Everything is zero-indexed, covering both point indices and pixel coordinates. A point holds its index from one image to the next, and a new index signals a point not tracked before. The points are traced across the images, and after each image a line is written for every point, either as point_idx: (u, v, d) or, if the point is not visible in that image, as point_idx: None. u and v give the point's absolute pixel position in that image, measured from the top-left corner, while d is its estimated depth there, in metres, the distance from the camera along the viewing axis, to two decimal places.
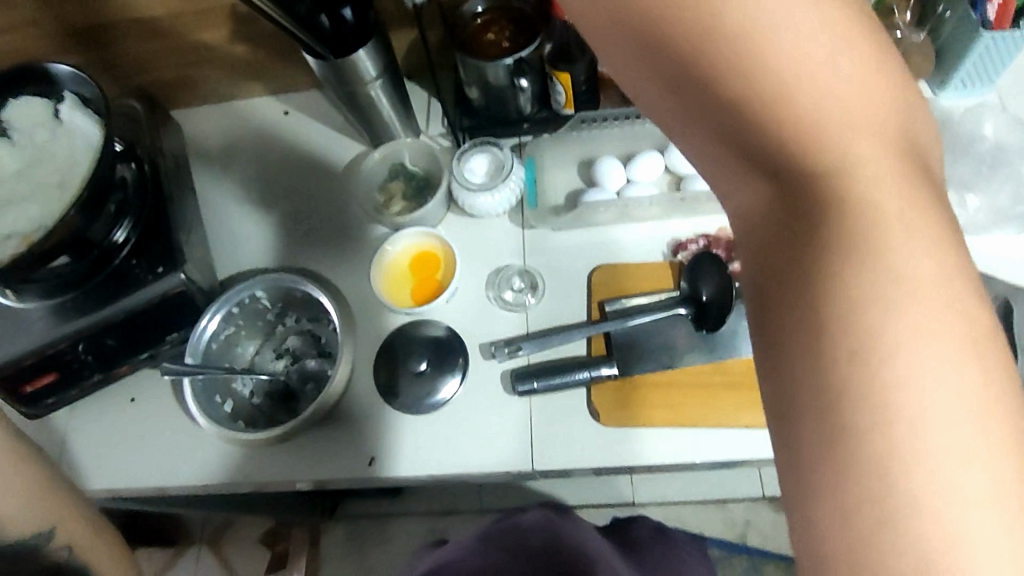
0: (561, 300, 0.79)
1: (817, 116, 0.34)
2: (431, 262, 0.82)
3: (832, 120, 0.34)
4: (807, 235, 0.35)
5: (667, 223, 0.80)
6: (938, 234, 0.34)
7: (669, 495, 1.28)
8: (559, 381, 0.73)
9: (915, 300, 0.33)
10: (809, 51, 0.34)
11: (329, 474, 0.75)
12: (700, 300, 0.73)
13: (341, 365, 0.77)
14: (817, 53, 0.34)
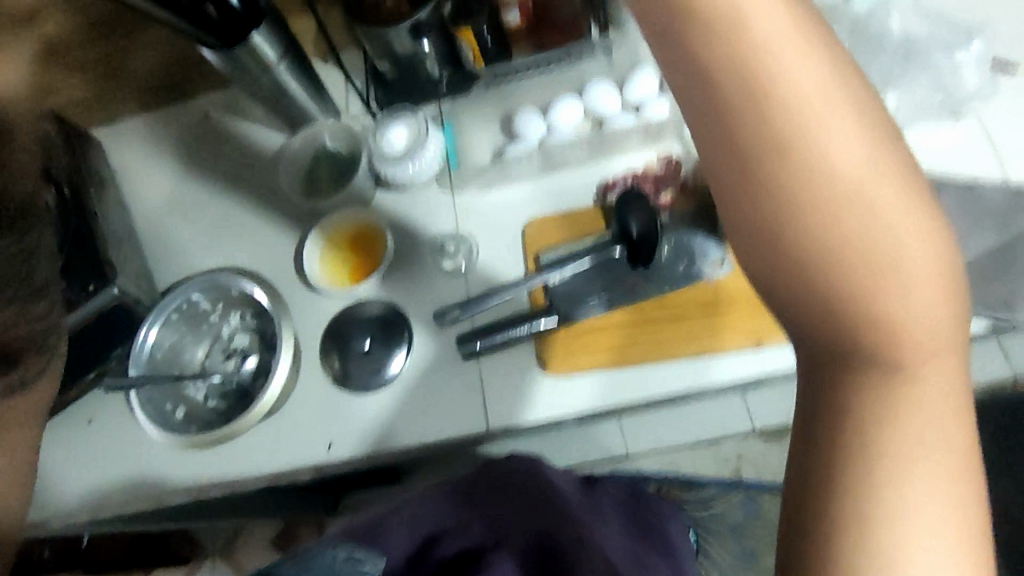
0: (498, 259, 0.78)
1: (824, 168, 0.34)
2: (362, 241, 0.81)
3: (848, 185, 0.34)
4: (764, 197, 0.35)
5: (593, 166, 0.79)
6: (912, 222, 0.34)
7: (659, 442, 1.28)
8: (502, 339, 0.73)
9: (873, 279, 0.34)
10: (817, 117, 0.34)
11: (290, 464, 0.75)
12: (631, 236, 0.72)
13: (284, 353, 0.77)
14: (834, 121, 0.34)
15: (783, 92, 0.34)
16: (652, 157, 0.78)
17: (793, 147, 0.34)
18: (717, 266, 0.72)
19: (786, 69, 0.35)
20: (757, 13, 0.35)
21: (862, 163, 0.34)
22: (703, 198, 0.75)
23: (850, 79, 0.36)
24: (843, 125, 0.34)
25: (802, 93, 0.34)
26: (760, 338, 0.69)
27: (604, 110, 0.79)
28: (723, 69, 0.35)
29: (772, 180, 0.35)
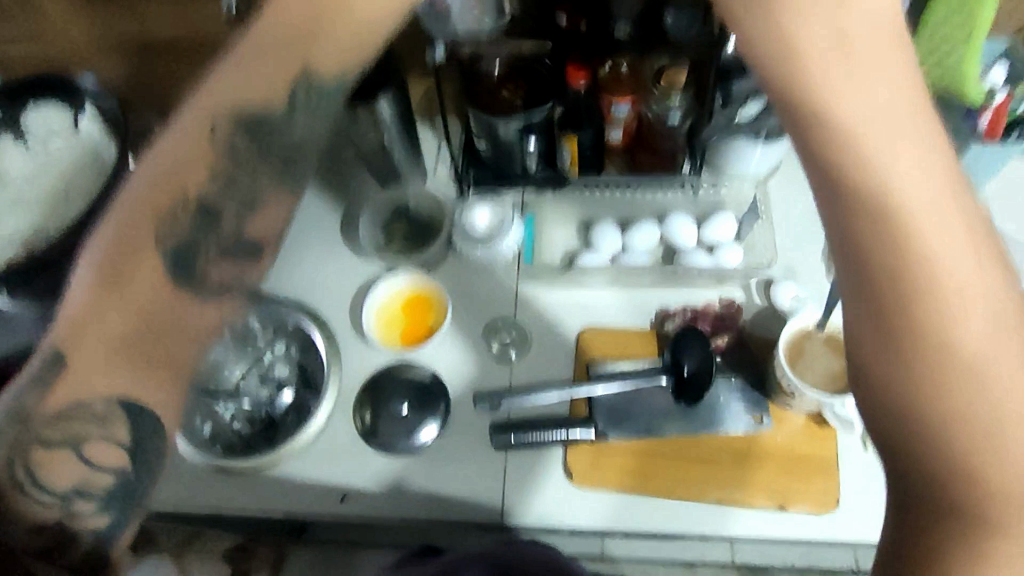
0: (547, 356, 0.80)
1: (948, 334, 0.41)
2: (422, 305, 0.84)
3: (966, 354, 0.41)
4: (901, 343, 0.42)
5: (657, 292, 0.82)
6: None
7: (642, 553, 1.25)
8: (536, 439, 0.74)
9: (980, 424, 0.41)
10: (952, 284, 0.41)
11: (301, 506, 0.76)
12: (681, 372, 0.74)
13: (324, 399, 0.79)
14: (965, 290, 0.42)
15: (927, 258, 0.42)
16: (714, 297, 0.81)
17: (931, 313, 0.41)
18: (756, 421, 0.74)
19: (931, 247, 0.42)
20: (907, 194, 0.42)
21: (986, 336, 0.41)
22: (755, 349, 0.78)
23: (980, 243, 0.43)
24: (975, 302, 0.42)
25: (947, 263, 0.42)
26: (785, 500, 0.70)
27: (680, 242, 0.83)
28: (873, 237, 0.42)
29: (910, 334, 0.42)
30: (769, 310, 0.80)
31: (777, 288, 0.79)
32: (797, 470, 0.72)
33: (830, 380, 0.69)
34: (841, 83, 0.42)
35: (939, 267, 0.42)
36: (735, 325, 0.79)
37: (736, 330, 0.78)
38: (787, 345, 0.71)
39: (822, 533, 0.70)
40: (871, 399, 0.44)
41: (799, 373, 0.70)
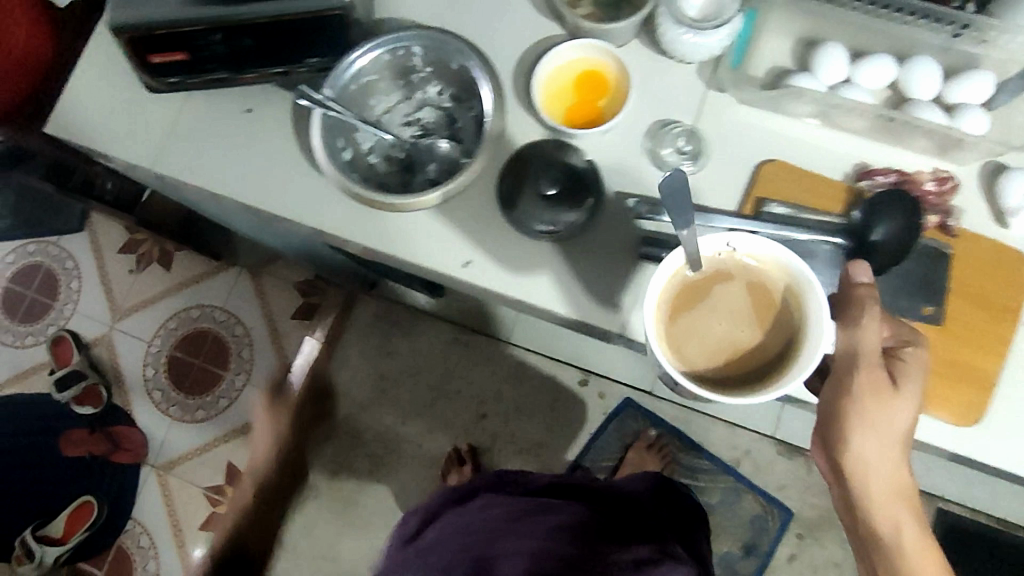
0: (715, 180, 0.72)
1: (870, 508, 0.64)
2: (600, 85, 0.74)
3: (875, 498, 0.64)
4: (863, 493, 0.64)
5: (862, 142, 0.71)
6: (907, 504, 0.64)
7: None
8: (685, 262, 0.67)
9: (880, 491, 0.63)
10: (870, 472, 0.63)
11: (422, 257, 0.72)
12: (866, 239, 0.67)
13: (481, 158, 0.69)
14: (885, 491, 0.64)
15: (881, 493, 0.64)
16: (928, 167, 0.70)
17: (855, 458, 0.63)
18: (926, 313, 0.66)
19: (878, 497, 0.64)
20: (872, 462, 0.62)
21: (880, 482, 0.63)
22: (955, 240, 0.68)
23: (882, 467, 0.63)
24: (881, 472, 0.63)
25: (869, 465, 0.63)
26: (926, 403, 0.65)
27: (915, 93, 0.70)
28: (854, 461, 0.63)
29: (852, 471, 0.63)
30: (987, 201, 0.69)
31: (1015, 178, 0.67)
32: (952, 375, 0.65)
33: (733, 347, 0.64)
34: (874, 426, 0.61)
35: (867, 468, 0.63)
36: (941, 206, 0.69)
37: (941, 212, 0.69)
38: (671, 298, 0.64)
39: (952, 444, 0.65)
40: (859, 480, 0.63)
41: (693, 339, 0.63)
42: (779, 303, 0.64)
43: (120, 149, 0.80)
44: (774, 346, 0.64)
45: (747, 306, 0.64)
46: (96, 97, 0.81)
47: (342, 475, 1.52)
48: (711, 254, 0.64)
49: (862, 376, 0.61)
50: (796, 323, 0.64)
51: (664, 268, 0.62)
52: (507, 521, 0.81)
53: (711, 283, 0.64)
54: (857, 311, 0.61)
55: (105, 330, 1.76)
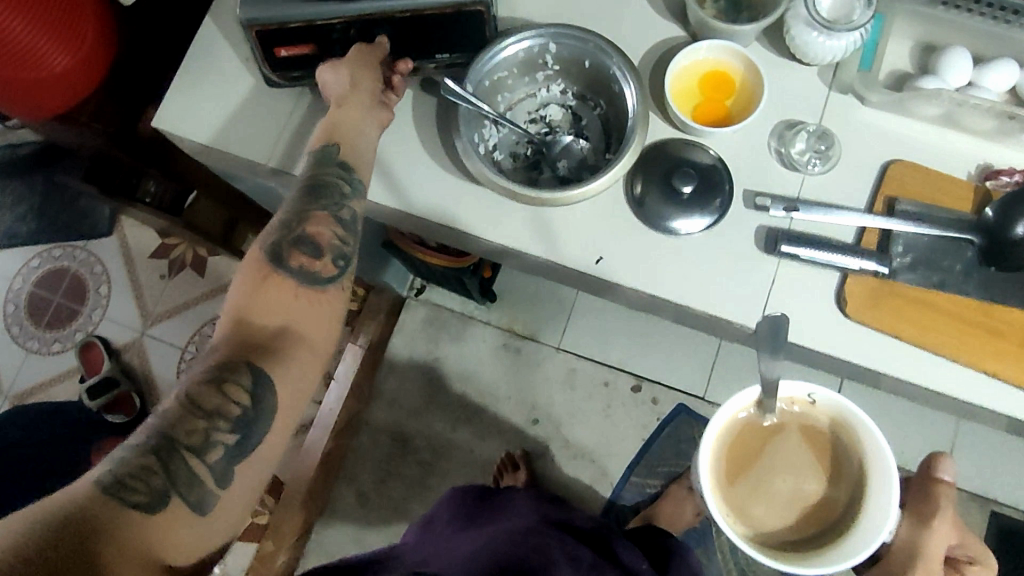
0: (845, 179, 0.73)
1: None
2: (727, 85, 0.75)
3: None
4: None
5: (986, 143, 0.73)
6: None
7: (726, 382, 1.47)
8: (823, 257, 0.69)
9: None
10: None
11: (554, 254, 0.73)
12: (1009, 236, 0.67)
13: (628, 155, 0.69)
14: None
15: None
16: None
17: None
18: None
19: None
20: None
21: None
22: None
23: None
24: None
25: None
26: None
27: None
28: None
29: None
30: None
31: None
32: None
33: (788, 515, 0.67)
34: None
35: None
36: None
37: None
38: (736, 456, 0.67)
39: None
40: None
41: (759, 499, 0.66)
42: (841, 451, 0.66)
43: (233, 144, 0.78)
44: (841, 500, 0.66)
45: (815, 459, 0.66)
46: (205, 95, 0.79)
47: (390, 483, 1.50)
48: (782, 403, 0.66)
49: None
50: (857, 471, 0.65)
51: (736, 403, 0.65)
52: (519, 538, 0.76)
53: (776, 436, 0.67)
54: (931, 516, 0.69)
55: (135, 336, 1.71)
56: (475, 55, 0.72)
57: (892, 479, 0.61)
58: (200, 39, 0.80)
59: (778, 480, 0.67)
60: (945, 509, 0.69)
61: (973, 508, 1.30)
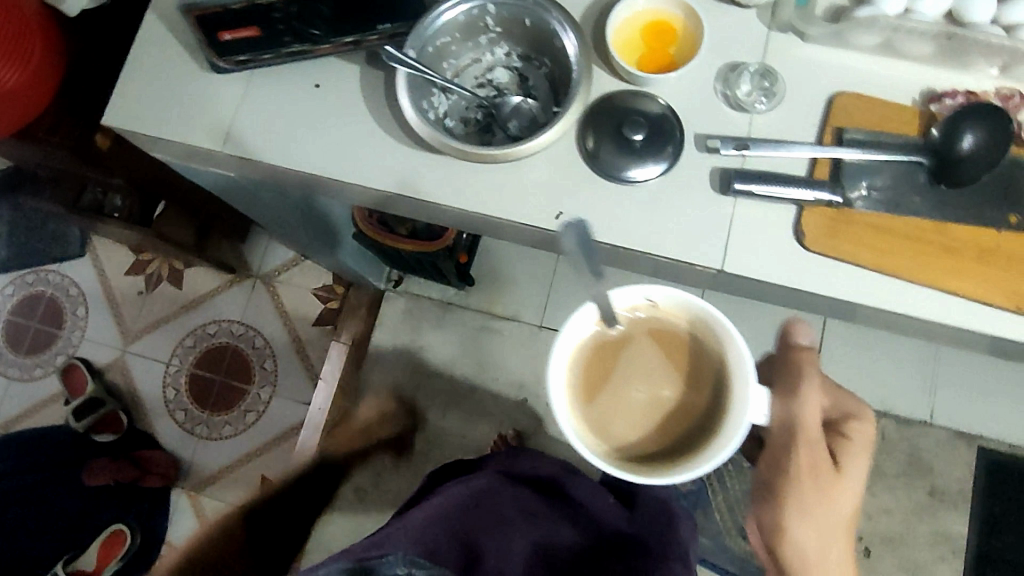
0: (792, 115, 0.74)
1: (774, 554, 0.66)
2: (668, 32, 0.76)
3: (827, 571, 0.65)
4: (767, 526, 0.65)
5: (927, 67, 0.74)
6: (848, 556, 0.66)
7: None
8: (775, 191, 0.70)
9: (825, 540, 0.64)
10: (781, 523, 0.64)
11: (512, 214, 0.74)
12: (956, 153, 0.68)
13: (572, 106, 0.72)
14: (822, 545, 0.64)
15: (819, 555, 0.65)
16: (991, 87, 0.73)
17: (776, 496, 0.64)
18: (1012, 222, 0.70)
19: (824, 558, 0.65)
20: (786, 501, 0.64)
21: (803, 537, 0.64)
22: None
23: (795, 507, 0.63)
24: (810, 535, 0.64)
25: (789, 521, 0.64)
26: (1021, 305, 0.69)
27: (977, 17, 0.72)
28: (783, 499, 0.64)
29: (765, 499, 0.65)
30: None
31: None
32: None
33: (650, 430, 0.61)
34: (826, 487, 0.63)
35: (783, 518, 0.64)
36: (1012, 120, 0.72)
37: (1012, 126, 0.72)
38: (587, 374, 0.61)
39: None
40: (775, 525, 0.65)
41: (616, 416, 0.61)
42: (696, 350, 0.62)
43: (184, 135, 0.77)
44: (697, 402, 0.62)
45: (668, 364, 0.62)
46: (155, 87, 0.78)
47: (386, 475, 1.49)
48: (624, 310, 0.61)
49: (795, 461, 0.63)
50: (716, 367, 0.61)
51: (575, 319, 0.60)
52: (476, 498, 0.74)
53: (627, 348, 0.62)
54: (796, 384, 0.63)
55: (116, 355, 1.67)
56: (415, 22, 0.72)
57: (745, 358, 0.58)
58: (141, 32, 0.79)
59: (637, 394, 0.62)
60: (813, 377, 0.63)
61: (959, 446, 1.32)
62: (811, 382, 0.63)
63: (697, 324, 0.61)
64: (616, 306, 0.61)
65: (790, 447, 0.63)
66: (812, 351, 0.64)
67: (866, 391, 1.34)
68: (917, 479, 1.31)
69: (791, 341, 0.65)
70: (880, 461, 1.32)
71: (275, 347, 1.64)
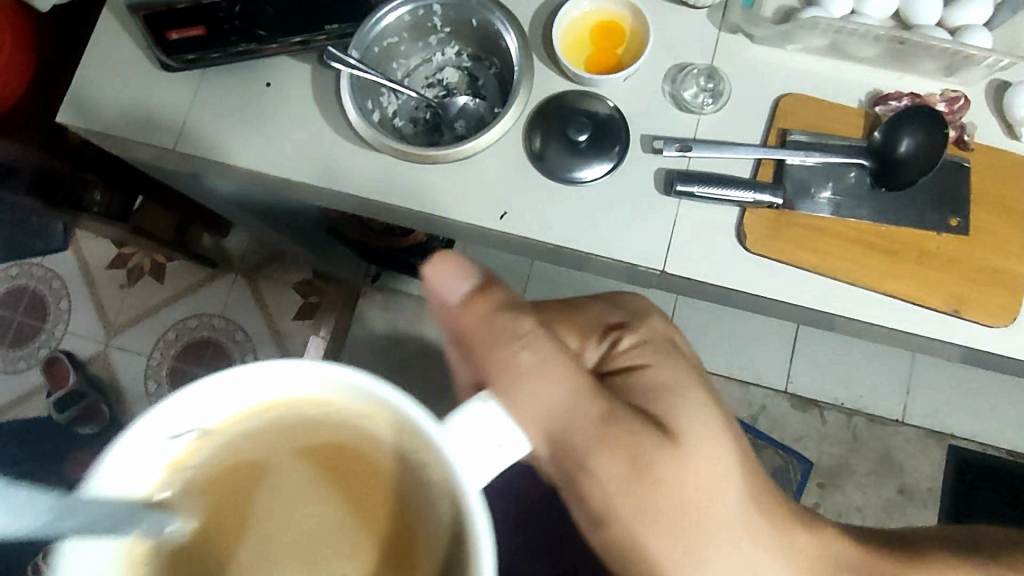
0: (739, 116, 0.74)
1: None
2: (615, 33, 0.76)
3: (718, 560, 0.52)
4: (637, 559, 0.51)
5: (874, 69, 0.74)
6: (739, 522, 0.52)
7: None
8: (717, 192, 0.70)
9: (697, 519, 0.51)
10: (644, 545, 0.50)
11: (459, 213, 0.74)
12: (895, 154, 0.69)
13: (513, 107, 0.73)
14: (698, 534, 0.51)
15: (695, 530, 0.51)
16: (937, 90, 0.74)
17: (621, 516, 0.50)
18: (953, 225, 0.70)
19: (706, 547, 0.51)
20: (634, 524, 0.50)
21: (676, 543, 0.50)
22: (969, 155, 0.72)
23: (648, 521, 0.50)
24: (682, 529, 0.50)
25: (651, 534, 0.50)
26: (960, 307, 0.69)
27: (922, 19, 0.73)
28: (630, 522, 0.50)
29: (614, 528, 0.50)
30: (993, 116, 0.73)
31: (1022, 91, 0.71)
32: (980, 279, 0.70)
33: None
34: (659, 481, 0.49)
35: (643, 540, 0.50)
36: (955, 123, 0.72)
37: (956, 128, 0.72)
38: (224, 537, 0.45)
39: (982, 341, 0.70)
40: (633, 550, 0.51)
41: None
42: (399, 469, 0.44)
43: (138, 132, 0.78)
44: (422, 554, 0.44)
45: (370, 488, 0.45)
46: (114, 86, 0.79)
47: None
48: (245, 424, 0.46)
49: (617, 469, 0.48)
50: (441, 505, 0.42)
51: (120, 455, 0.41)
52: None
53: (264, 488, 0.45)
54: (501, 348, 0.45)
55: (99, 347, 1.63)
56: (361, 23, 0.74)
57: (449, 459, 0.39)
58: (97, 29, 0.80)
59: (288, 558, 0.44)
60: (514, 353, 0.44)
61: (929, 444, 1.22)
62: (570, 362, 0.46)
63: (388, 434, 0.44)
64: (238, 422, 0.45)
65: (596, 451, 0.47)
66: (507, 296, 0.46)
67: (843, 393, 1.24)
68: (888, 478, 1.22)
69: (444, 304, 0.47)
70: (852, 461, 1.23)
71: (254, 339, 1.60)
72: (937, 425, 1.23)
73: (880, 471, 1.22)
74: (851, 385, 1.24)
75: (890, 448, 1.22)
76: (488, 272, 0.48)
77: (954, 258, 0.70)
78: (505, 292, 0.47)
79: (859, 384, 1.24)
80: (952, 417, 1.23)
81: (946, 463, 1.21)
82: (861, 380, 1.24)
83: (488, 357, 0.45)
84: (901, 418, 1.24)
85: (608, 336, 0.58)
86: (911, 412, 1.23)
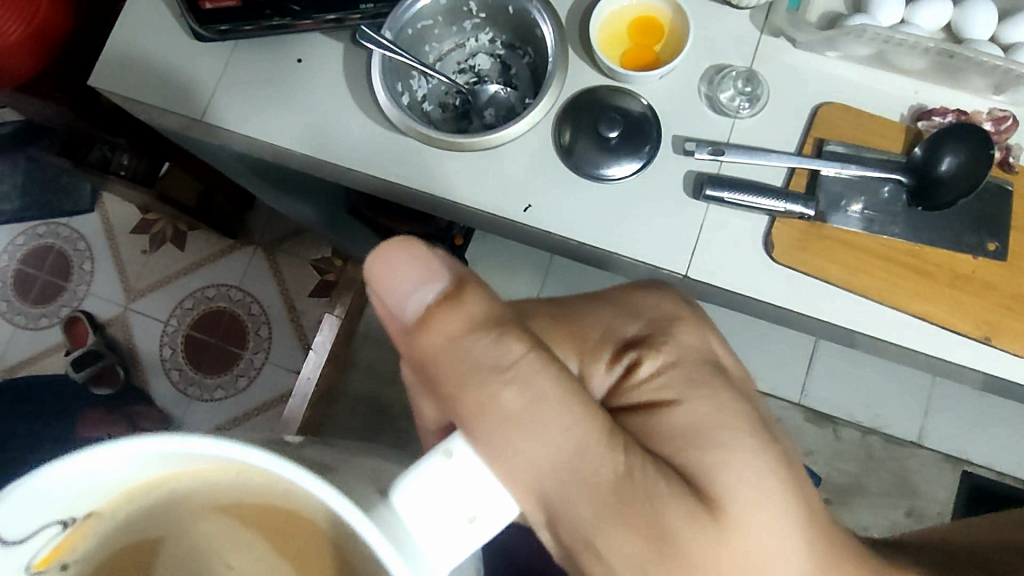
0: (776, 122, 0.72)
1: None
2: (654, 29, 0.74)
3: None
4: None
5: (919, 83, 0.72)
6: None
7: None
8: (748, 199, 0.69)
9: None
10: None
11: (483, 202, 0.73)
12: (933, 174, 0.67)
13: (545, 99, 0.72)
14: None
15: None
16: (984, 108, 0.71)
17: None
18: (990, 249, 0.68)
19: None
20: None
21: None
22: (1011, 178, 0.70)
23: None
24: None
25: None
26: (991, 335, 0.67)
27: (974, 34, 0.71)
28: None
29: None
30: None
31: None
32: (1014, 308, 0.68)
33: None
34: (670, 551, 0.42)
35: None
36: (1000, 143, 0.70)
37: (1001, 148, 0.70)
38: None
39: (1011, 372, 0.68)
40: None
41: None
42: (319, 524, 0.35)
43: (167, 100, 0.78)
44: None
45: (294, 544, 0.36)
46: (148, 53, 0.79)
47: None
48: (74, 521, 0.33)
49: (631, 548, 0.41)
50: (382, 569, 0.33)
51: None
52: None
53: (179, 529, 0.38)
54: (485, 387, 0.39)
55: (118, 311, 1.65)
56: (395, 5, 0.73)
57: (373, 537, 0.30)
58: None
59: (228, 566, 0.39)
60: (499, 393, 0.39)
61: (944, 469, 1.20)
62: (572, 399, 0.40)
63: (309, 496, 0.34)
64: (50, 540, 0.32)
65: (605, 526, 0.41)
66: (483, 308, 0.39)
67: (860, 411, 1.22)
68: (899, 500, 1.20)
69: (406, 312, 0.41)
70: (863, 479, 1.21)
71: (270, 312, 1.61)
72: (954, 450, 1.20)
73: (891, 492, 1.21)
74: (869, 403, 1.22)
75: (904, 469, 1.20)
76: (459, 271, 0.40)
77: (988, 285, 0.68)
78: (479, 300, 0.40)
79: (877, 402, 1.22)
80: (969, 443, 1.20)
81: (959, 489, 1.19)
82: (880, 398, 1.22)
83: (464, 397, 0.40)
84: (917, 440, 1.22)
85: (625, 358, 0.51)
86: (927, 434, 1.21)
